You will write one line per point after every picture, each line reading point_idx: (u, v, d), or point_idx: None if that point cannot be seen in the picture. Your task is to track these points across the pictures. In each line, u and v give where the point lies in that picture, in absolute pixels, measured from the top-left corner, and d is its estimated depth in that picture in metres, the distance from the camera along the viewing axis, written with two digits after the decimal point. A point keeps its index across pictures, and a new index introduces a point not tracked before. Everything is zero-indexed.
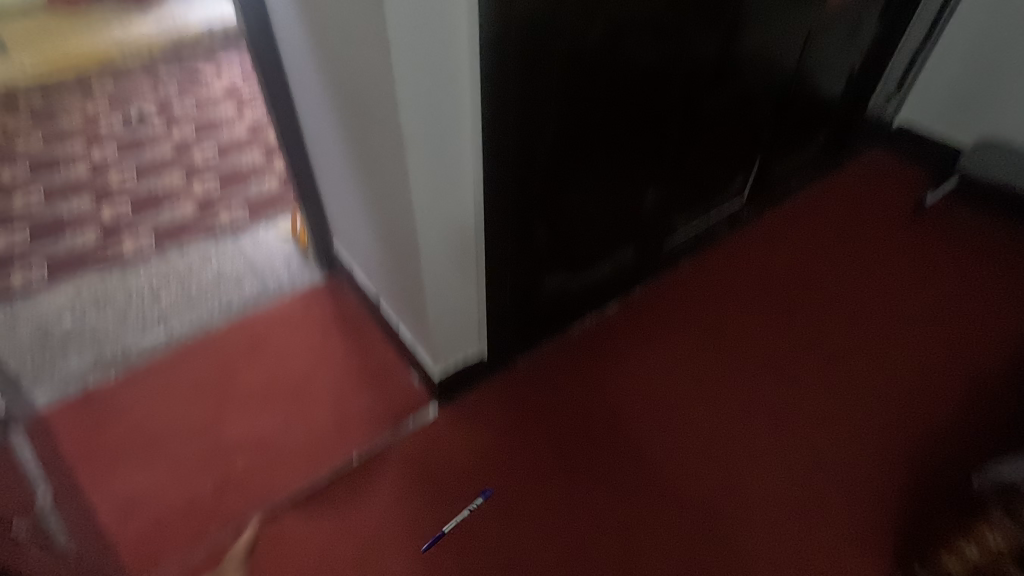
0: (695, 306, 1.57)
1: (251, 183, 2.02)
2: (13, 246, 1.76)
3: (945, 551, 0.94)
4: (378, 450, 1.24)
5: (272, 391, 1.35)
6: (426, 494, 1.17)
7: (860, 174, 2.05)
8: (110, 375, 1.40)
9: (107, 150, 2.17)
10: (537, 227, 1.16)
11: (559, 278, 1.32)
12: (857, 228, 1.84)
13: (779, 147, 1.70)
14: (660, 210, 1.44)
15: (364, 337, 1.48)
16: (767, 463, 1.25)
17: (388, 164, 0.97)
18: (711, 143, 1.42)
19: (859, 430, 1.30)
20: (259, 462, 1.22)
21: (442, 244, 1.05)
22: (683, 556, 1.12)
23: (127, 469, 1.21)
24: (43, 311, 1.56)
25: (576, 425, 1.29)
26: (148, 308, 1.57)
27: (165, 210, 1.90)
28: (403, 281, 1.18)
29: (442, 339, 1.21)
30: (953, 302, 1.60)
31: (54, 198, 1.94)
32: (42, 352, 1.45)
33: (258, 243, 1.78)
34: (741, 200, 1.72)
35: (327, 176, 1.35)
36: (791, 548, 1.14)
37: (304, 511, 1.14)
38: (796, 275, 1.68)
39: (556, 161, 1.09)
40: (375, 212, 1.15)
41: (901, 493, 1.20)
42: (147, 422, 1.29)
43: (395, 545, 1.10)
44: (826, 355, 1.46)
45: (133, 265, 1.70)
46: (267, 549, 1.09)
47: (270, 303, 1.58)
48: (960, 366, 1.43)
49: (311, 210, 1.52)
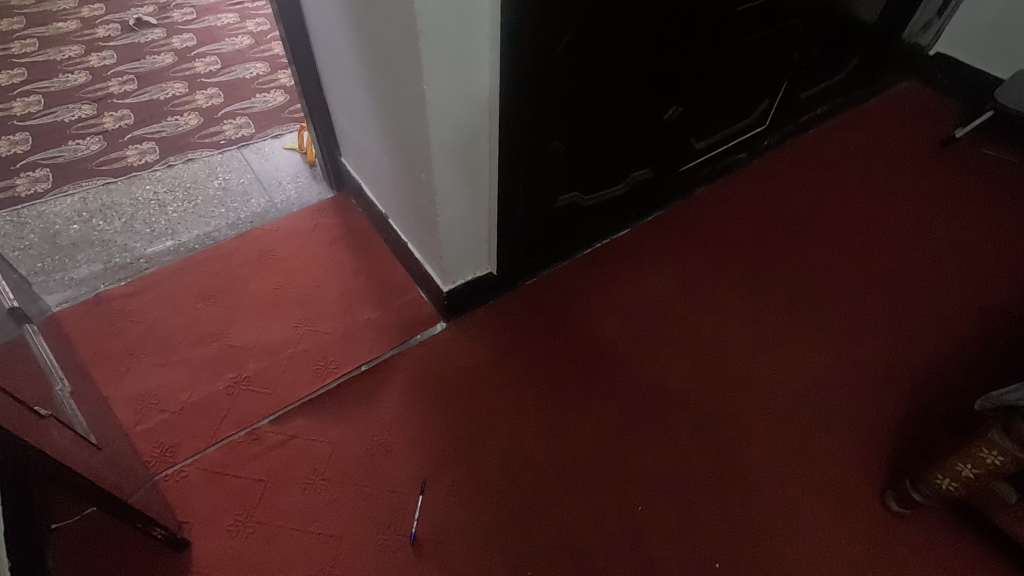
0: (706, 236, 1.56)
1: (255, 96, 1.95)
2: (15, 150, 1.72)
3: (939, 472, 0.95)
4: (387, 362, 1.26)
5: (281, 302, 1.36)
6: (433, 405, 1.20)
7: (888, 108, 1.96)
8: (120, 281, 1.40)
9: (105, 56, 2.08)
10: (553, 141, 1.12)
11: (571, 198, 1.29)
12: (880, 163, 1.78)
13: (810, 72, 1.60)
14: (679, 133, 1.39)
15: (372, 255, 1.47)
16: (768, 388, 1.26)
17: (400, 70, 0.91)
18: (738, 63, 1.35)
19: (863, 360, 1.31)
20: (269, 368, 1.24)
21: (456, 160, 1.02)
22: (680, 469, 1.14)
23: (142, 369, 1.24)
24: (50, 217, 1.54)
25: (582, 348, 1.31)
26: (155, 218, 1.56)
27: (168, 120, 1.85)
28: (413, 195, 1.16)
29: (451, 256, 1.20)
30: (973, 239, 1.55)
31: (53, 105, 1.88)
32: (51, 256, 1.45)
33: (264, 158, 1.74)
34: (763, 128, 1.66)
35: (334, 81, 1.27)
36: (788, 464, 1.15)
37: (314, 415, 1.17)
38: (812, 208, 1.65)
39: (576, 69, 1.03)
40: (385, 122, 1.10)
41: (900, 418, 1.21)
42: (159, 327, 1.31)
43: (403, 449, 1.13)
44: (835, 286, 1.46)
45: (138, 175, 1.67)
46: (280, 448, 1.12)
47: (277, 217, 1.56)
48: (971, 300, 1.41)
49: (317, 120, 1.45)
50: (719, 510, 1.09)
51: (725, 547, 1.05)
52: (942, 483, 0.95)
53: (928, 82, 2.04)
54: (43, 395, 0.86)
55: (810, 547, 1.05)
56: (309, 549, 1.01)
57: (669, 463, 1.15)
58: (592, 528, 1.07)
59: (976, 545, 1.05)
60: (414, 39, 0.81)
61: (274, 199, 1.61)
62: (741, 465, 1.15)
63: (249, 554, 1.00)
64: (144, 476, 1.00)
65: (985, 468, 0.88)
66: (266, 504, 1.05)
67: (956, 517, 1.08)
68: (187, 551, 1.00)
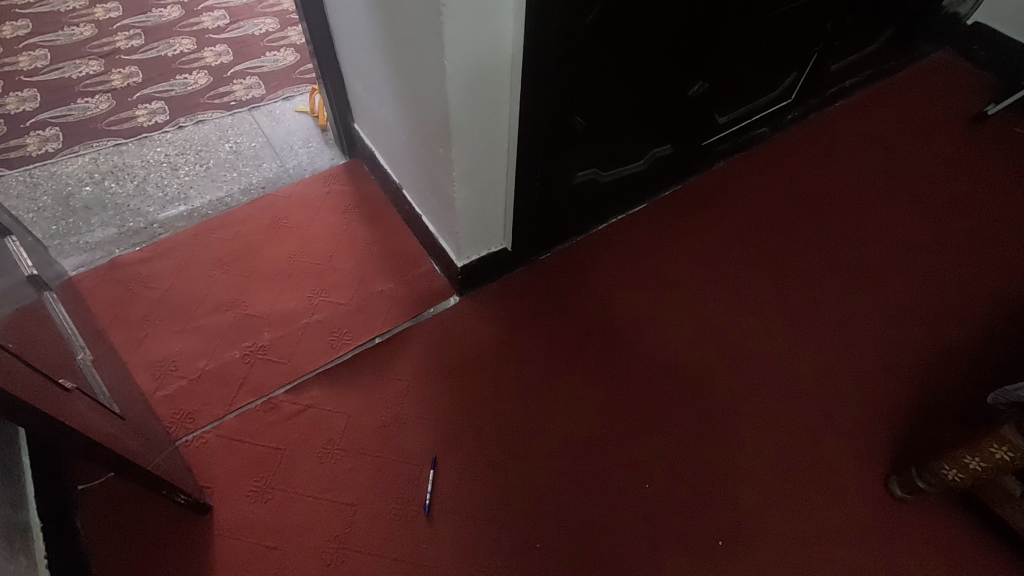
0: (723, 213, 1.53)
1: (265, 55, 1.90)
2: (24, 108, 1.70)
3: (947, 463, 0.96)
4: (401, 335, 1.27)
5: (295, 271, 1.36)
6: (447, 379, 1.21)
7: (919, 80, 1.88)
8: (135, 246, 1.40)
9: (111, 8, 2.01)
10: (573, 117, 1.09)
11: (588, 174, 1.27)
12: (906, 139, 1.72)
13: (842, 42, 1.54)
14: (703, 108, 1.35)
15: (385, 225, 1.45)
16: (777, 368, 1.27)
17: (420, 42, 0.88)
18: (768, 36, 1.30)
19: (875, 344, 1.30)
20: (285, 338, 1.25)
21: (474, 136, 1.00)
22: (687, 447, 1.16)
23: (159, 336, 1.25)
24: (62, 178, 1.54)
25: (594, 325, 1.31)
26: (167, 181, 1.54)
27: (177, 78, 1.81)
28: (430, 169, 1.14)
29: (466, 231, 1.19)
30: (997, 223, 1.52)
31: (60, 60, 1.84)
32: (66, 219, 1.45)
33: (275, 120, 1.71)
34: (788, 102, 1.61)
35: (347, 44, 1.23)
36: (794, 446, 1.17)
37: (330, 386, 1.19)
38: (834, 185, 1.61)
39: (602, 42, 0.99)
40: (402, 93, 1.07)
41: (908, 405, 1.21)
42: (175, 293, 1.32)
43: (417, 422, 1.15)
44: (852, 266, 1.44)
45: (148, 136, 1.65)
46: (296, 417, 1.15)
47: (290, 183, 1.54)
48: (989, 286, 1.39)
49: (329, 84, 1.41)
50: (722, 490, 1.12)
51: (726, 525, 1.08)
52: (949, 473, 0.96)
53: (963, 53, 1.94)
54: (68, 366, 0.88)
55: (809, 527, 1.08)
56: (327, 516, 1.04)
57: (676, 441, 1.17)
58: (597, 502, 1.09)
59: (974, 532, 1.07)
60: (436, 13, 0.78)
61: (286, 164, 1.59)
62: (746, 447, 1.16)
63: (268, 520, 1.04)
64: (166, 443, 1.03)
65: (993, 463, 0.89)
66: (284, 472, 1.09)
67: (957, 503, 1.10)
68: (209, 514, 1.04)
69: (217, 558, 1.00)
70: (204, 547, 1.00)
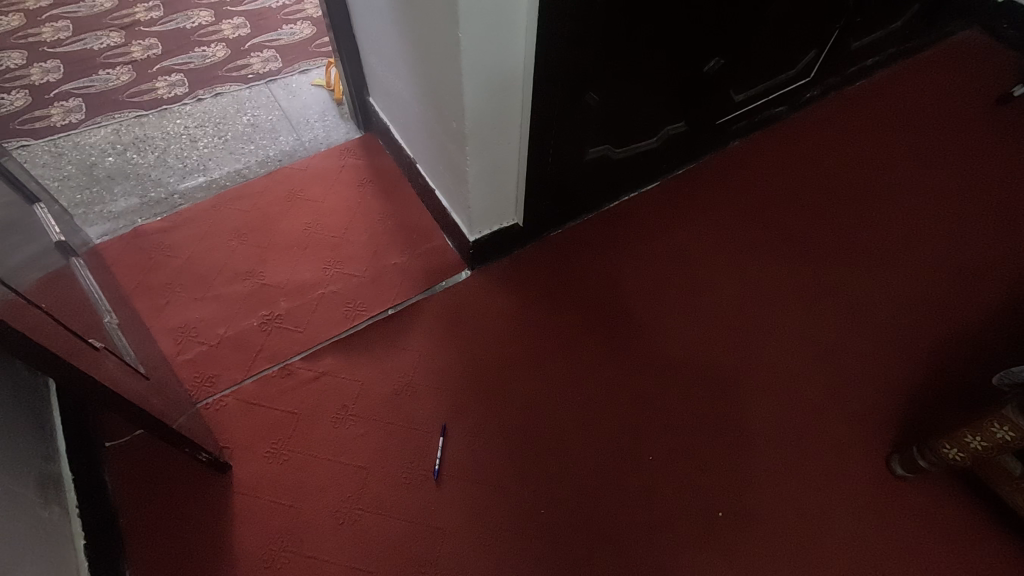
0: (735, 192, 1.53)
1: (281, 28, 1.90)
2: (48, 79, 1.73)
3: (947, 442, 0.97)
4: (413, 306, 1.30)
5: (311, 243, 1.39)
6: (456, 350, 1.24)
7: (944, 60, 1.83)
8: (157, 215, 1.44)
9: None
10: (586, 94, 1.09)
11: (600, 151, 1.28)
12: (926, 120, 1.69)
13: (865, 19, 1.51)
14: (718, 84, 1.34)
15: (399, 199, 1.47)
16: (784, 348, 1.27)
17: (435, 19, 0.89)
18: (787, 13, 1.28)
19: (883, 326, 1.30)
20: (301, 308, 1.29)
21: (487, 112, 1.01)
22: (690, 423, 1.18)
23: (180, 303, 1.29)
24: (85, 148, 1.57)
25: (602, 300, 1.33)
26: (187, 152, 1.57)
27: (195, 50, 1.83)
28: (444, 144, 1.15)
29: (479, 205, 1.21)
30: (1015, 207, 1.49)
31: (82, 32, 1.86)
32: (89, 188, 1.49)
33: (292, 94, 1.72)
34: (807, 80, 1.59)
35: (363, 17, 1.23)
36: (798, 424, 1.18)
37: (344, 355, 1.22)
38: (850, 166, 1.59)
39: (617, 19, 0.99)
40: (417, 68, 1.08)
41: (914, 386, 1.22)
42: (194, 263, 1.35)
43: (427, 391, 1.19)
44: (862, 246, 1.43)
45: (168, 108, 1.68)
46: (311, 383, 1.19)
47: (305, 156, 1.57)
48: (1004, 270, 1.38)
49: (345, 58, 1.42)
50: (724, 466, 1.14)
51: (727, 498, 1.11)
52: (949, 452, 0.97)
53: (991, 31, 1.89)
54: (96, 328, 0.92)
55: (807, 503, 1.10)
56: (340, 478, 1.09)
57: (680, 416, 1.19)
58: (600, 475, 1.12)
59: (972, 511, 1.09)
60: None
61: (302, 137, 1.61)
62: (751, 422, 1.18)
63: (285, 479, 1.08)
64: (189, 405, 1.07)
65: (993, 442, 0.91)
66: (299, 435, 1.13)
67: (956, 483, 1.12)
68: (228, 473, 1.08)
69: (236, 514, 1.05)
70: (223, 503, 1.05)
